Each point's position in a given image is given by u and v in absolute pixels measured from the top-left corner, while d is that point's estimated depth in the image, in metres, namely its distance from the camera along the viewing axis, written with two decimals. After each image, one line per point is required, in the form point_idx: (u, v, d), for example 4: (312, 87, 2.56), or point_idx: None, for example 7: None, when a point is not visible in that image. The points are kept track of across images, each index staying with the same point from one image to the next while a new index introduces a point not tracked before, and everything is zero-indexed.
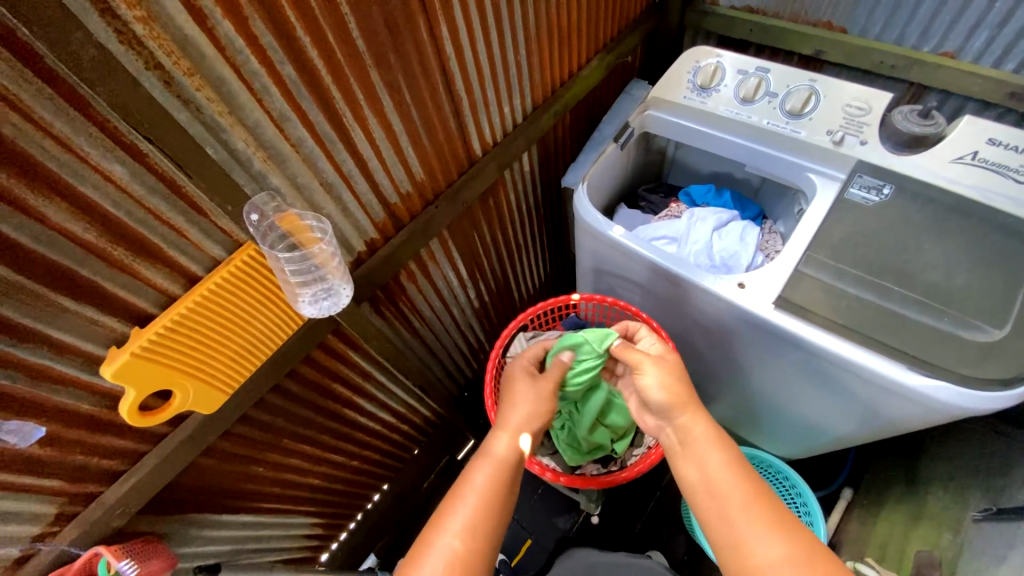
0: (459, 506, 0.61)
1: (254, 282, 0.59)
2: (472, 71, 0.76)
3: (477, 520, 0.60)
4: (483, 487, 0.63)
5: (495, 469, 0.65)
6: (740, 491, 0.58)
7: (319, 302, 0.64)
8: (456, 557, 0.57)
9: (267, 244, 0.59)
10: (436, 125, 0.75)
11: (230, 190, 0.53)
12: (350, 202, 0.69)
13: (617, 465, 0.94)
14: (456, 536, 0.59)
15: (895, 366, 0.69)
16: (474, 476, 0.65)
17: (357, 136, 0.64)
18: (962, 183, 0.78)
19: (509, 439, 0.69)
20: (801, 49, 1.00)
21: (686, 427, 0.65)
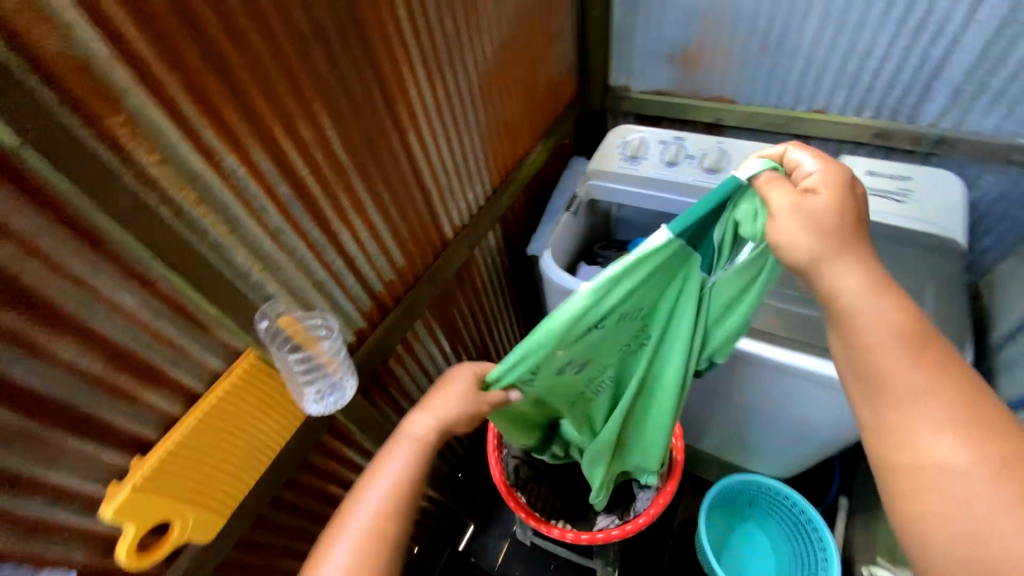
0: (372, 492, 0.65)
1: (254, 389, 0.60)
2: (437, 166, 0.85)
3: (390, 498, 0.65)
4: (398, 472, 0.67)
5: (416, 450, 0.69)
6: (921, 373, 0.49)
7: (325, 398, 0.66)
8: (370, 532, 0.62)
9: (275, 345, 0.60)
10: (411, 216, 0.81)
11: (238, 302, 0.55)
12: (340, 297, 0.72)
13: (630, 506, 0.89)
14: (363, 526, 0.63)
15: None
16: (392, 456, 0.68)
17: (344, 236, 0.69)
18: None
19: (433, 424, 0.70)
20: (704, 118, 1.20)
21: (831, 284, 0.53)
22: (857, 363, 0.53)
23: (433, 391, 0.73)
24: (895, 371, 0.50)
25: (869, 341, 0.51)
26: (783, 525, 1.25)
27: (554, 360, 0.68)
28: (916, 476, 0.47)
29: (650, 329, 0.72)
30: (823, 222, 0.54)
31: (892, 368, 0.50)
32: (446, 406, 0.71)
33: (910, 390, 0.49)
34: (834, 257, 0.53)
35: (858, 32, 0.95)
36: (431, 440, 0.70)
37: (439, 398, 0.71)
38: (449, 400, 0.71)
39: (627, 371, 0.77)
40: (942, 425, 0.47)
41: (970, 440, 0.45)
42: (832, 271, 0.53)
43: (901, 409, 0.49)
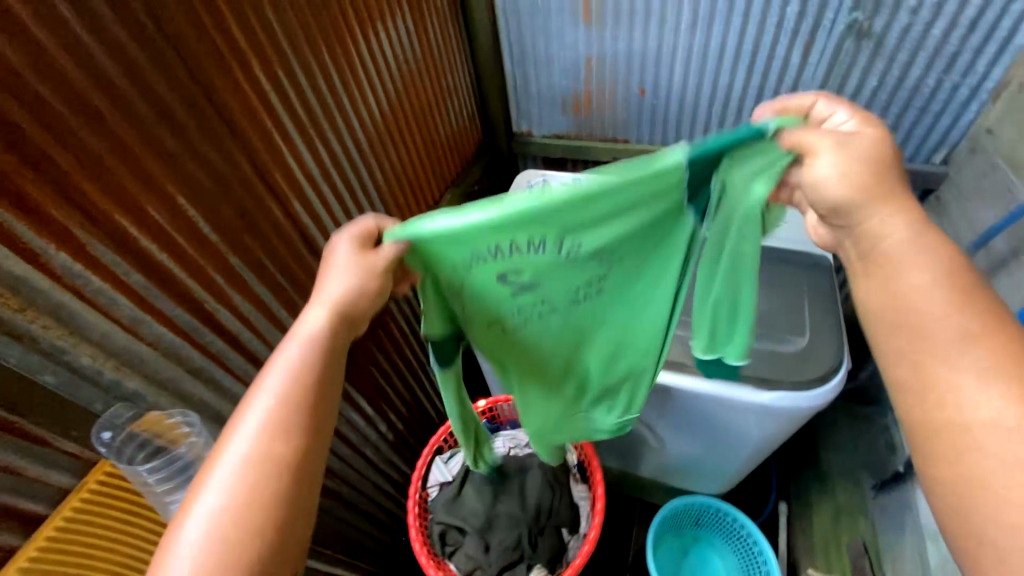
0: (253, 403, 0.49)
1: (114, 504, 0.55)
2: (332, 228, 0.84)
3: (278, 410, 0.48)
4: (286, 375, 0.50)
5: (309, 350, 0.51)
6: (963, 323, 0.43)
7: None
8: (256, 459, 0.46)
9: (124, 457, 0.55)
10: (306, 281, 0.79)
11: (73, 414, 0.52)
12: (226, 378, 0.68)
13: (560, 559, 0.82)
14: (247, 445, 0.47)
15: (745, 389, 0.81)
16: (283, 363, 0.50)
17: (222, 314, 0.66)
18: None
19: (328, 313, 0.52)
20: (603, 157, 1.28)
21: (878, 227, 0.46)
22: (896, 299, 0.46)
23: (322, 274, 0.54)
24: (944, 318, 0.44)
25: (913, 279, 0.46)
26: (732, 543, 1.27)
27: (480, 241, 0.53)
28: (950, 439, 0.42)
29: (616, 253, 0.59)
30: (872, 174, 0.46)
31: (936, 317, 0.44)
32: (351, 291, 0.53)
33: (954, 336, 0.43)
34: (870, 205, 0.46)
35: (719, 75, 1.06)
36: (324, 326, 0.52)
37: (326, 279, 0.53)
38: (339, 278, 0.52)
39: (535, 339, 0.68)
40: (1001, 388, 0.40)
41: (1019, 398, 0.39)
42: (869, 211, 0.46)
43: (946, 364, 0.43)
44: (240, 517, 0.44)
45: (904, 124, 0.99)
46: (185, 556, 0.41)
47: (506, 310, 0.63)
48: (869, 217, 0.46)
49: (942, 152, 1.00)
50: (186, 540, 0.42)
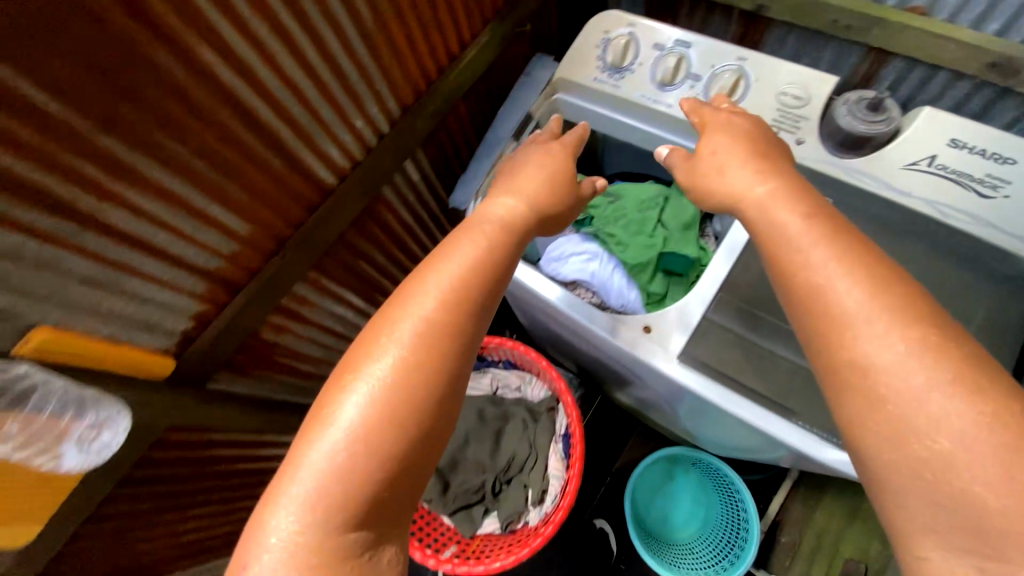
0: (423, 291, 0.48)
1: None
2: (284, 91, 0.58)
3: (454, 284, 0.48)
4: (462, 267, 0.50)
5: (496, 228, 0.54)
6: (976, 411, 0.34)
7: (88, 445, 0.57)
8: (421, 333, 0.45)
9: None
10: (248, 169, 0.59)
11: None
12: (143, 287, 0.56)
13: (520, 524, 0.76)
14: (404, 342, 0.45)
15: (810, 437, 0.60)
16: (466, 237, 0.53)
17: (113, 214, 0.49)
18: (913, 194, 0.63)
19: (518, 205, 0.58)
20: (741, 3, 0.79)
21: (785, 225, 0.46)
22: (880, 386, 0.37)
23: (512, 173, 0.62)
24: (964, 418, 0.34)
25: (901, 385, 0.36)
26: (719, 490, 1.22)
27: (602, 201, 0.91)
28: (853, 377, 0.39)
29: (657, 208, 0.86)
30: (758, 145, 0.54)
31: (951, 419, 0.34)
32: (528, 184, 0.59)
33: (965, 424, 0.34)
34: (751, 163, 0.52)
35: None
36: (507, 214, 0.56)
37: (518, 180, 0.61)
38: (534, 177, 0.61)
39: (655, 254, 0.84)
40: (889, 325, 0.38)
41: None
42: (777, 212, 0.47)
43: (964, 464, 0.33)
44: (392, 406, 0.43)
45: None
46: (331, 445, 0.41)
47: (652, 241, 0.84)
48: (776, 209, 0.47)
49: None
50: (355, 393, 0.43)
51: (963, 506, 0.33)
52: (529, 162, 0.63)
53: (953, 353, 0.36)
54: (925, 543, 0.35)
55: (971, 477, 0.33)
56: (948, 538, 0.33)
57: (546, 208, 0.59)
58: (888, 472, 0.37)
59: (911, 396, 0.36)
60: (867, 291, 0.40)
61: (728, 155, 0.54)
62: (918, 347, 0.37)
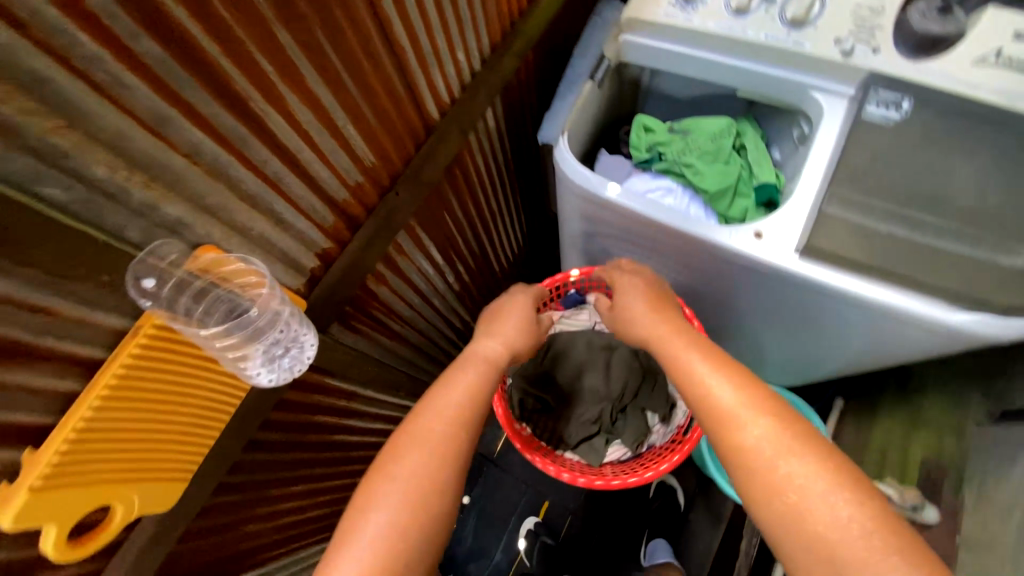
0: (411, 451, 0.55)
1: (174, 360, 0.43)
2: (412, 10, 0.57)
3: (450, 412, 0.59)
4: (440, 419, 0.58)
5: (481, 368, 0.65)
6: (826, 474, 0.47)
7: (277, 361, 0.49)
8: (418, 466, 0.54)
9: (180, 311, 0.43)
10: (379, 91, 0.57)
11: (101, 254, 0.38)
12: (286, 212, 0.52)
13: (647, 445, 0.77)
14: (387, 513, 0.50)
15: (934, 306, 0.64)
16: (461, 372, 0.63)
17: (275, 123, 0.47)
18: (983, 89, 0.68)
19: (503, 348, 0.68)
20: None
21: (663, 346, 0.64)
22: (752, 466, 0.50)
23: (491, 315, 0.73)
24: (809, 476, 0.47)
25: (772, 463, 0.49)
26: None
27: (653, 137, 0.92)
28: (750, 464, 0.50)
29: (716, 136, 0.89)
30: (654, 294, 0.70)
31: (804, 479, 0.47)
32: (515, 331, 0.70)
33: (817, 478, 0.47)
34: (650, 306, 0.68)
35: None
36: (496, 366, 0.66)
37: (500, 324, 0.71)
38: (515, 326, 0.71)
39: (727, 173, 0.86)
40: (751, 404, 0.54)
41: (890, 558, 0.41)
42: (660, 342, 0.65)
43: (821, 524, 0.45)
44: None
45: None
46: None
47: (722, 165, 0.87)
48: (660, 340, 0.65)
49: None
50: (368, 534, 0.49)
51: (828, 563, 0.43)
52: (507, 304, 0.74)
53: (802, 447, 0.49)
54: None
55: (825, 526, 0.44)
56: None
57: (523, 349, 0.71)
58: (783, 532, 0.47)
59: (783, 477, 0.48)
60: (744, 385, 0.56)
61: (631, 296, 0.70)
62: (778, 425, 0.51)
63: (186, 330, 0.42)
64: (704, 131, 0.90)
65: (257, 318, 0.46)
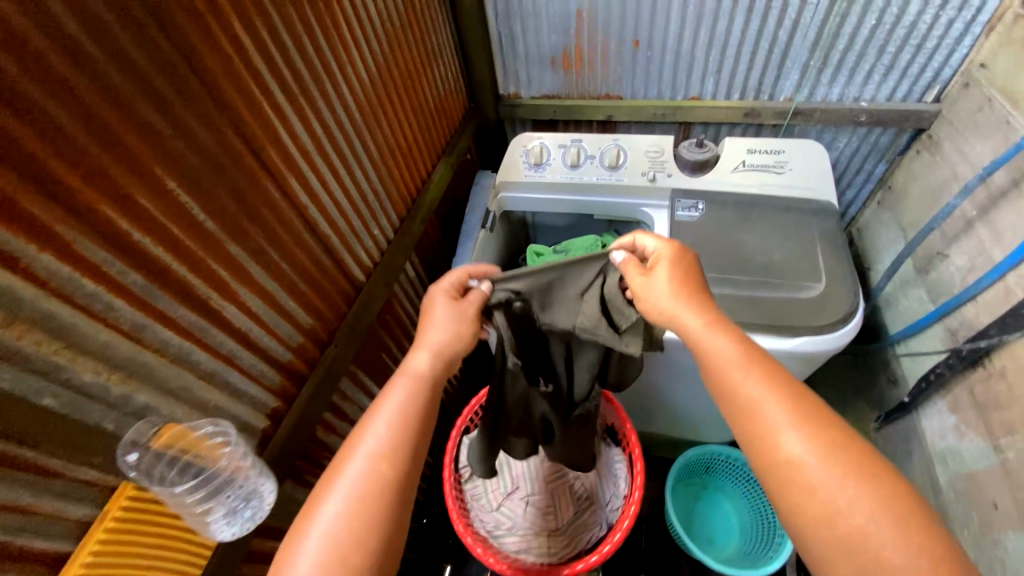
0: (354, 456, 0.53)
1: (145, 526, 0.50)
2: (332, 209, 0.76)
3: (366, 480, 0.51)
4: (389, 428, 0.55)
5: (419, 386, 0.59)
6: (842, 466, 0.46)
7: (236, 512, 0.58)
8: (328, 558, 0.47)
9: (154, 479, 0.51)
10: (312, 269, 0.72)
11: (88, 444, 0.46)
12: (238, 380, 0.62)
13: (605, 528, 0.86)
14: (325, 532, 0.48)
15: (772, 338, 0.83)
16: (396, 395, 0.57)
17: (229, 312, 0.59)
18: (746, 184, 1.00)
19: (432, 357, 0.61)
20: (596, 116, 1.23)
21: (678, 323, 0.60)
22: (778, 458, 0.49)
23: (422, 324, 0.65)
24: (829, 476, 0.46)
25: (791, 455, 0.48)
26: (747, 495, 1.32)
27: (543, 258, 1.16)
28: (790, 472, 0.48)
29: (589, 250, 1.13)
30: (684, 284, 0.63)
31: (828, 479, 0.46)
32: (446, 336, 0.63)
33: (832, 474, 0.46)
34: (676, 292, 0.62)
35: (716, 20, 1.01)
36: (432, 375, 0.60)
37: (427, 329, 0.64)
38: (441, 327, 0.64)
39: None
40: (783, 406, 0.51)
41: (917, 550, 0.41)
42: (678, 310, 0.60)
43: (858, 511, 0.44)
44: None
45: (900, 63, 0.99)
46: None
47: None
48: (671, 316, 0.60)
49: (934, 91, 1.01)
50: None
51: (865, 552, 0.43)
52: (437, 302, 0.66)
53: (857, 457, 0.47)
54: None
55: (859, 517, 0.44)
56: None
57: (456, 356, 0.64)
58: (806, 523, 0.46)
59: (834, 485, 0.46)
60: (766, 377, 0.53)
61: (661, 285, 0.63)
62: (803, 434, 0.49)
63: (162, 490, 0.51)
64: (578, 247, 1.14)
65: (225, 469, 0.56)
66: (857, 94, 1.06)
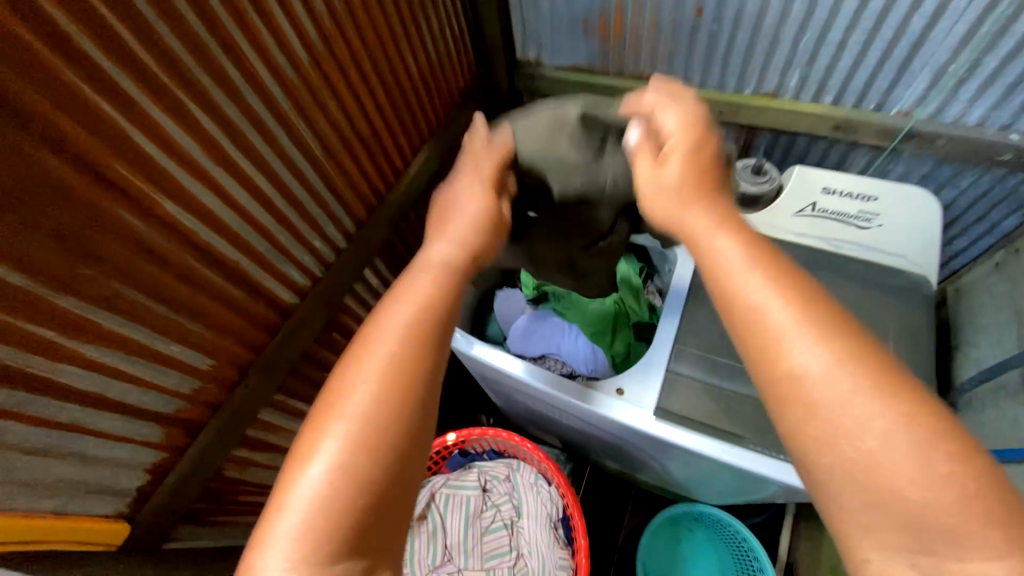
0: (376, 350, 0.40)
1: None
2: (244, 228, 0.60)
3: (393, 381, 0.39)
4: (413, 319, 0.42)
5: (441, 279, 0.46)
6: (874, 382, 0.34)
7: None
8: (350, 471, 0.36)
9: None
10: (211, 304, 0.59)
11: None
12: (90, 445, 0.52)
13: None
14: (343, 446, 0.36)
15: (788, 468, 0.64)
16: (415, 287, 0.44)
17: (66, 374, 0.47)
18: (810, 235, 0.75)
19: (453, 247, 0.48)
20: None
21: (693, 224, 0.44)
22: (783, 386, 0.37)
23: (436, 225, 0.50)
24: (844, 392, 0.35)
25: (802, 373, 0.36)
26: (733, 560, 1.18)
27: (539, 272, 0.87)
28: (791, 391, 0.36)
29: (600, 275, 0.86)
30: (702, 170, 0.47)
31: (842, 395, 0.35)
32: (465, 227, 0.49)
33: (850, 391, 0.34)
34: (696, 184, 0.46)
35: None
36: (458, 265, 0.47)
37: (444, 227, 0.49)
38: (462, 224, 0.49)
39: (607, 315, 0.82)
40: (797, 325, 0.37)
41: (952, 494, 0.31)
42: (679, 210, 0.45)
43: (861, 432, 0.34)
44: (338, 525, 0.35)
45: None
46: None
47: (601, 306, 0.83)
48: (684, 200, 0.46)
49: None
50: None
51: (889, 503, 0.32)
52: (457, 195, 0.52)
53: (882, 372, 0.35)
54: (864, 540, 0.33)
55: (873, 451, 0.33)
56: (878, 538, 0.33)
57: (486, 258, 0.51)
58: (824, 467, 0.35)
59: (836, 411, 0.34)
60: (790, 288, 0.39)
61: (671, 163, 0.47)
62: (823, 347, 0.36)
63: None
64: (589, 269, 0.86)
65: None
66: (1008, 122, 0.74)
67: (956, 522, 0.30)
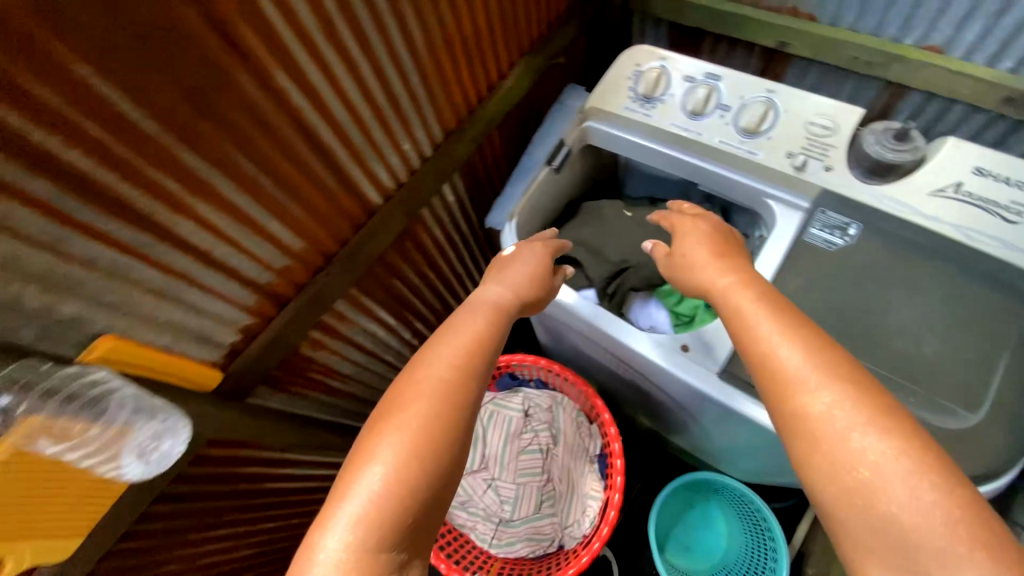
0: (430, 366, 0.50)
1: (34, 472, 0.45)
2: (345, 116, 0.60)
3: (443, 385, 0.49)
4: (462, 343, 0.53)
5: (493, 313, 0.58)
6: (903, 460, 0.40)
7: (146, 451, 0.56)
8: (404, 456, 0.44)
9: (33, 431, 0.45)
10: (307, 187, 0.61)
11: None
12: (198, 298, 0.57)
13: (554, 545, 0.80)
14: (400, 436, 0.45)
15: None
16: (468, 318, 0.56)
17: (182, 227, 0.51)
18: (941, 221, 0.66)
19: (505, 288, 0.62)
20: (764, 40, 0.84)
21: (737, 303, 0.53)
22: (813, 441, 0.43)
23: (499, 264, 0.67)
24: (874, 454, 0.41)
25: (831, 430, 0.42)
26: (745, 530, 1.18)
27: None
28: (800, 425, 0.44)
29: None
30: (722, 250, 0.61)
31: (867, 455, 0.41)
32: (521, 270, 0.65)
33: (888, 465, 0.40)
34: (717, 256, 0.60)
35: None
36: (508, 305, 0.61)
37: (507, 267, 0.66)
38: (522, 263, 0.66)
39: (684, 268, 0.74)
40: (824, 383, 0.44)
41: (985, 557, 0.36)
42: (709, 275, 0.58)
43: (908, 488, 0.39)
44: (394, 498, 0.43)
45: None
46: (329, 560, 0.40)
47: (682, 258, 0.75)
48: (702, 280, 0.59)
49: None
50: (341, 521, 0.41)
51: (892, 533, 0.39)
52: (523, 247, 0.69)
53: (914, 443, 0.41)
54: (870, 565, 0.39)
55: (901, 510, 0.39)
56: (880, 557, 0.39)
57: (527, 298, 0.64)
58: (844, 512, 0.41)
59: (870, 471, 0.40)
60: (827, 365, 0.45)
61: (698, 249, 0.61)
62: (865, 427, 0.42)
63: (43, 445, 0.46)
64: None
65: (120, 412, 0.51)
66: None
67: (943, 542, 0.37)
